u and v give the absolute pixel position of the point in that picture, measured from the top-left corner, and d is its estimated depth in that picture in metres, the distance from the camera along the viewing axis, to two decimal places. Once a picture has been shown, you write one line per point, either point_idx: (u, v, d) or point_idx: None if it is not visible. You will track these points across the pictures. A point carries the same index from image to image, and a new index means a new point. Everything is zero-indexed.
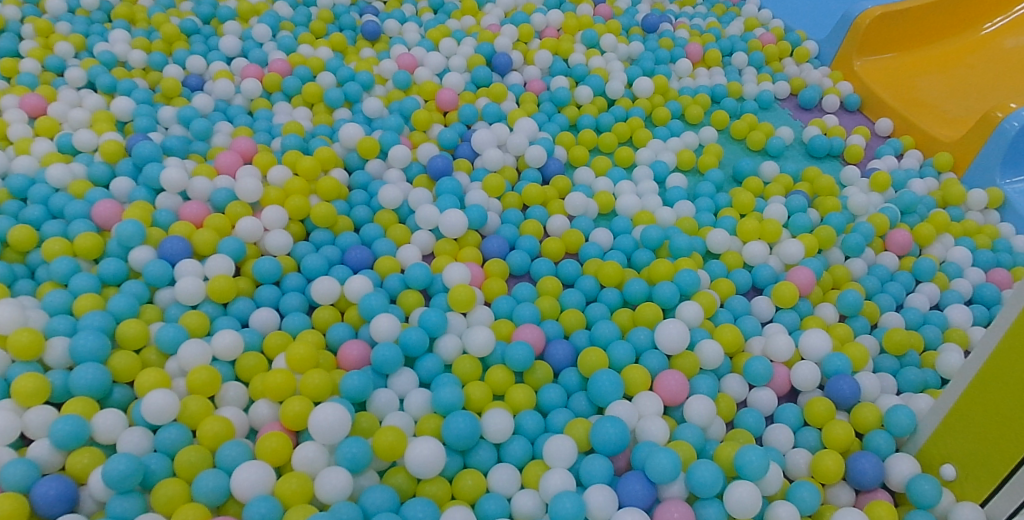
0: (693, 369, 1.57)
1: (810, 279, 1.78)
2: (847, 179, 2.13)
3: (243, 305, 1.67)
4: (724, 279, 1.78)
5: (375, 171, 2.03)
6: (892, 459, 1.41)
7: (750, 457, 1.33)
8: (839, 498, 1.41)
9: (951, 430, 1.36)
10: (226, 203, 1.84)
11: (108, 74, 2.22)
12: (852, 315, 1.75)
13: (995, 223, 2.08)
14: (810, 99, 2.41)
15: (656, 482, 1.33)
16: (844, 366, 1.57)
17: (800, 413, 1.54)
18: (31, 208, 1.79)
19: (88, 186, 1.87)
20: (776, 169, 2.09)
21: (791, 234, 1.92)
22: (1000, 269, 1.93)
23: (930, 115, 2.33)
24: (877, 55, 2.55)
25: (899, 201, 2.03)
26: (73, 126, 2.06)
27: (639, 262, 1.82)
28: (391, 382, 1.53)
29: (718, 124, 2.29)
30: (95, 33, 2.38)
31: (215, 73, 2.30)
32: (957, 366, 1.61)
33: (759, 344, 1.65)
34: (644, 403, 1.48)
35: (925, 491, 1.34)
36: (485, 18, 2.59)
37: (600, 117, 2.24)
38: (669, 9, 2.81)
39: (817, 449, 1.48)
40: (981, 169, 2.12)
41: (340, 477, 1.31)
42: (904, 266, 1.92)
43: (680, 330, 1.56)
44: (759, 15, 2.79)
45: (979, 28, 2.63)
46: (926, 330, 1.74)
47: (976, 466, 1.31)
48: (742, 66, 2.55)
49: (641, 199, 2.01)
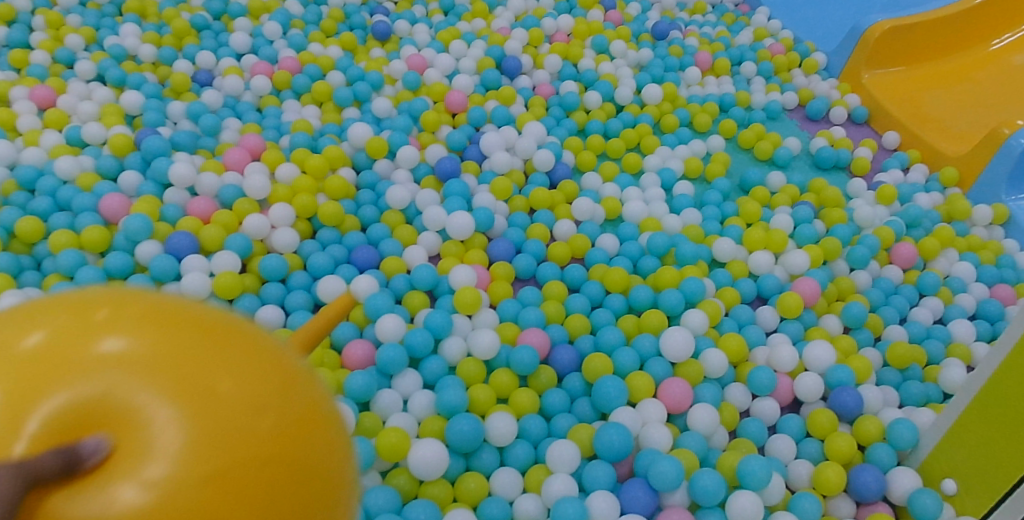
0: (697, 377, 1.57)
1: (815, 290, 1.78)
2: (853, 191, 2.14)
3: (248, 301, 1.68)
4: (730, 288, 1.78)
5: (383, 172, 2.03)
6: (894, 472, 1.42)
7: (754, 467, 1.33)
8: (840, 510, 1.41)
9: (955, 445, 1.36)
10: (234, 200, 1.84)
11: (118, 67, 2.22)
12: (856, 328, 1.75)
13: (1000, 238, 2.08)
14: (818, 110, 2.41)
15: (658, 489, 1.34)
16: (846, 377, 1.58)
17: (803, 424, 1.55)
18: (39, 200, 1.79)
19: (96, 179, 1.88)
20: (783, 179, 2.11)
21: (797, 245, 1.92)
22: (1004, 285, 1.93)
23: (936, 130, 2.34)
24: (885, 68, 2.56)
25: (905, 215, 2.03)
26: (82, 119, 2.06)
27: (645, 269, 1.82)
28: (395, 383, 1.53)
29: (726, 132, 2.30)
30: (105, 26, 2.39)
31: (225, 69, 2.31)
32: (960, 381, 1.61)
33: (764, 353, 1.65)
34: (648, 410, 1.48)
35: (926, 505, 1.34)
36: (495, 22, 2.60)
37: (609, 123, 2.24)
38: (679, 16, 2.82)
39: (818, 461, 1.48)
40: (987, 185, 2.13)
41: None
42: (909, 280, 1.93)
43: (686, 338, 1.56)
44: (769, 25, 2.79)
45: (988, 44, 2.63)
46: (929, 344, 1.74)
47: (977, 481, 1.31)
48: (751, 76, 2.55)
49: (647, 205, 2.01)
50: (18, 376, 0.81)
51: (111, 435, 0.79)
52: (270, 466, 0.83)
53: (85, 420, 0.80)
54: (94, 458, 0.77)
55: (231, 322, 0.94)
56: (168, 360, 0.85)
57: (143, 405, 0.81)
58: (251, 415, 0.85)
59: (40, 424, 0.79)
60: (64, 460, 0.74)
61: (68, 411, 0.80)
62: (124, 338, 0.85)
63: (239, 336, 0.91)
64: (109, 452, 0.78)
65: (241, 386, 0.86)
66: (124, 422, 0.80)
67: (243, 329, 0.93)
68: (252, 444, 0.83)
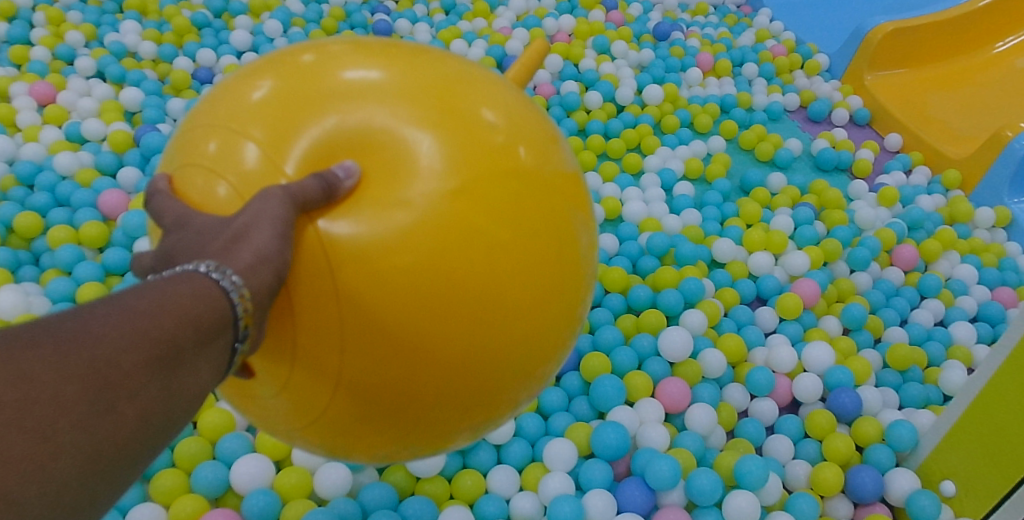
0: (695, 377, 1.56)
1: (814, 291, 1.77)
2: (854, 193, 2.14)
3: None
4: (729, 289, 1.78)
5: None
6: (892, 473, 1.41)
7: (751, 466, 1.33)
8: (838, 510, 1.41)
9: (954, 447, 1.35)
10: None
11: (118, 64, 2.22)
12: (855, 329, 1.74)
13: (1002, 241, 2.07)
14: (820, 112, 2.40)
15: (655, 488, 1.33)
16: (846, 378, 1.57)
17: (801, 425, 1.54)
18: (37, 195, 1.79)
19: (94, 175, 1.88)
20: (784, 181, 2.10)
21: (797, 246, 1.92)
22: (1006, 288, 1.92)
23: (938, 132, 2.33)
24: (887, 70, 2.55)
25: (907, 216, 2.02)
26: (82, 115, 2.06)
27: (644, 269, 1.82)
28: None
29: (727, 133, 2.29)
30: (106, 23, 2.39)
31: (226, 67, 2.31)
32: (960, 383, 1.60)
33: (763, 354, 1.64)
34: (646, 409, 1.47)
35: (925, 506, 1.33)
36: (496, 21, 2.60)
37: (609, 123, 2.23)
38: (680, 17, 2.82)
39: (817, 461, 1.48)
40: (989, 188, 2.12)
41: (339, 473, 1.30)
42: (909, 282, 1.92)
43: (684, 338, 1.55)
44: (771, 27, 2.78)
45: (991, 47, 2.63)
46: (930, 346, 1.73)
47: (976, 483, 1.30)
48: (753, 76, 2.54)
49: (647, 206, 2.01)
50: (266, 117, 0.85)
51: (358, 162, 0.84)
52: (512, 187, 0.87)
53: (337, 154, 0.84)
54: (349, 181, 0.81)
55: (445, 60, 0.95)
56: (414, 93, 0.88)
57: (385, 130, 0.85)
58: (482, 136, 0.88)
59: (295, 164, 0.83)
60: (322, 182, 0.80)
61: (319, 144, 0.84)
62: (350, 75, 0.88)
63: (443, 69, 0.93)
64: (361, 177, 0.83)
65: (483, 117, 0.90)
66: (370, 147, 0.84)
67: (444, 63, 0.95)
68: (496, 169, 0.87)
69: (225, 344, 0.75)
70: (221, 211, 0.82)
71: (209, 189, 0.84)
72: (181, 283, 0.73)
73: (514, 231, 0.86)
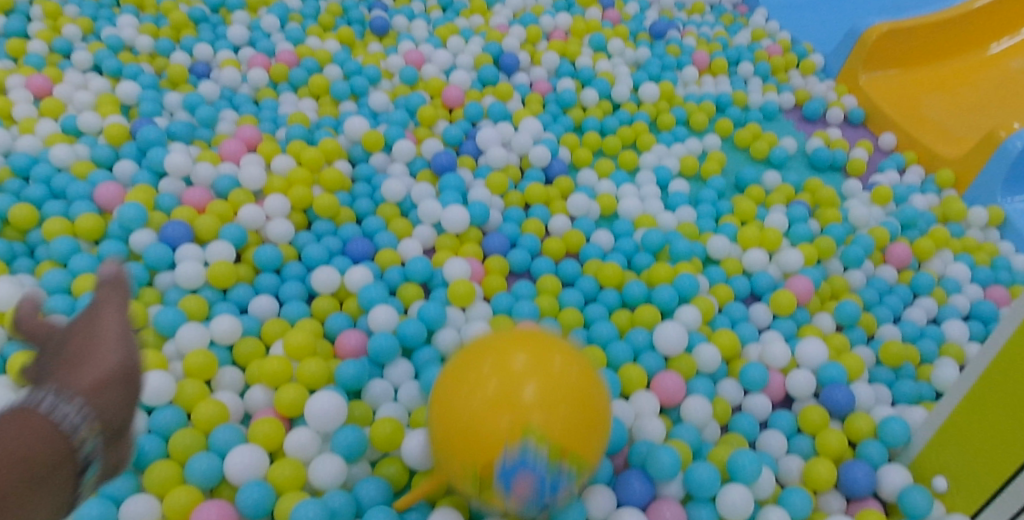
0: (690, 371, 1.57)
1: (808, 288, 1.79)
2: (848, 192, 2.14)
3: (242, 291, 1.66)
4: (724, 285, 1.79)
5: (379, 164, 2.03)
6: (885, 468, 1.42)
7: (745, 461, 1.34)
8: (830, 505, 1.41)
9: (946, 443, 1.36)
10: (229, 190, 1.84)
11: (114, 58, 2.22)
12: (849, 326, 1.75)
13: (995, 240, 2.09)
14: (815, 111, 2.42)
15: (655, 478, 1.34)
16: (839, 374, 1.58)
17: (794, 419, 1.55)
18: (33, 187, 1.79)
19: (90, 167, 1.87)
20: (778, 179, 2.11)
21: (791, 243, 1.93)
22: (998, 287, 1.94)
23: (933, 132, 2.34)
24: (882, 70, 2.56)
25: (900, 215, 2.03)
26: (78, 108, 2.06)
27: (639, 265, 1.83)
28: (387, 373, 1.52)
29: (722, 132, 2.30)
30: (103, 17, 2.39)
31: (222, 62, 2.31)
32: (952, 380, 1.62)
33: (756, 350, 1.65)
34: (642, 402, 1.48)
35: (917, 502, 1.34)
36: (493, 19, 2.60)
37: (605, 120, 2.25)
38: (676, 16, 2.83)
39: (809, 457, 1.48)
40: (982, 188, 2.13)
41: (334, 464, 1.32)
42: (903, 280, 1.93)
43: (679, 331, 1.57)
44: (766, 26, 2.79)
45: (985, 49, 2.64)
46: (922, 343, 1.74)
47: (967, 477, 1.31)
48: (748, 76, 2.55)
49: (643, 202, 2.02)
50: (455, 384, 1.17)
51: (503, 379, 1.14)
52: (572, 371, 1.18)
53: (485, 397, 1.13)
54: (500, 396, 1.13)
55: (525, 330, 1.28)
56: (525, 337, 1.21)
57: (508, 365, 1.16)
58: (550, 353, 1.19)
59: (481, 399, 1.13)
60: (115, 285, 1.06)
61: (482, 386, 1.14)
62: (484, 343, 1.22)
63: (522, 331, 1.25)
64: (506, 390, 1.13)
65: (543, 352, 1.18)
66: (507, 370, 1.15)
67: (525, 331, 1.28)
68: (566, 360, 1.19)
69: (64, 477, 0.93)
70: (454, 436, 1.14)
71: (449, 431, 1.15)
72: (4, 439, 0.89)
73: (594, 418, 1.17)
